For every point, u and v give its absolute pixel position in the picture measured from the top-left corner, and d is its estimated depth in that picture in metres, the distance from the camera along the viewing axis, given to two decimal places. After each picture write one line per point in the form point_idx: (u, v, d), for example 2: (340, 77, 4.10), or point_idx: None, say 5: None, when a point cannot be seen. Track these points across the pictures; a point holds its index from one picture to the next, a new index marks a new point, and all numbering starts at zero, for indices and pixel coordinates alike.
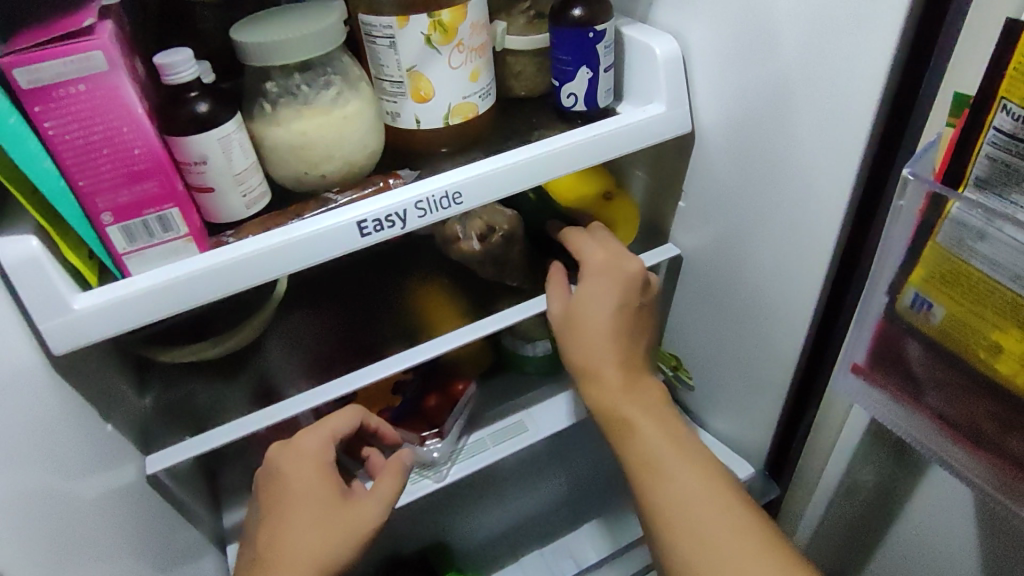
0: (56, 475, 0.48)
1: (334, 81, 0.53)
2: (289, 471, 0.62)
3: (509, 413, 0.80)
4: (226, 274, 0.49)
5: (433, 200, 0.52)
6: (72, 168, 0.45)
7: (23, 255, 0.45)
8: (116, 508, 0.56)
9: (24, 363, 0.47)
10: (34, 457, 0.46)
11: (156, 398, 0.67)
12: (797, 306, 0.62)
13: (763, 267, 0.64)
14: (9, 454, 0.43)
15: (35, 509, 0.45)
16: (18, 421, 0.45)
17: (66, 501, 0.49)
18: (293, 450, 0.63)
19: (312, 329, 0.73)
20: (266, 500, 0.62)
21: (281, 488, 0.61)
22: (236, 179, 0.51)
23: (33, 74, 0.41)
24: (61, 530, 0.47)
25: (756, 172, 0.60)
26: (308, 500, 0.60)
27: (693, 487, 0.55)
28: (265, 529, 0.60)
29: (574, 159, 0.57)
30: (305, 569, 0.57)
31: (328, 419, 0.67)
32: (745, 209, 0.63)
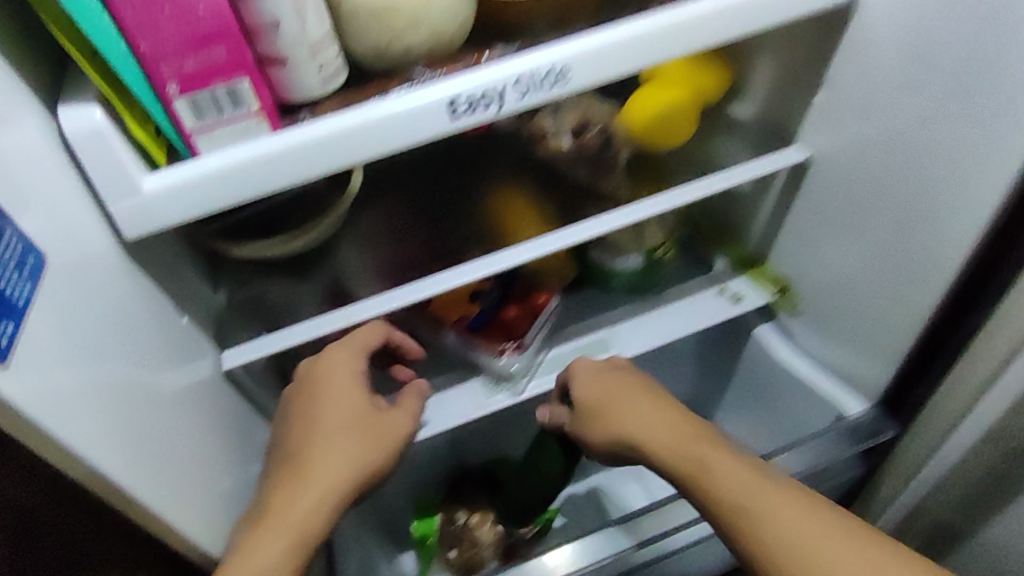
0: (141, 367, 0.46)
1: None
2: (319, 385, 0.60)
3: (590, 329, 0.75)
4: (301, 158, 0.44)
5: (534, 78, 0.45)
6: (133, 28, 0.39)
7: (86, 126, 0.41)
8: (196, 405, 0.54)
9: (95, 250, 0.44)
10: (116, 346, 0.44)
11: (229, 296, 0.65)
12: (962, 222, 0.52)
13: (925, 173, 0.54)
14: (88, 344, 0.40)
15: (131, 403, 0.43)
16: (93, 311, 0.42)
17: (154, 395, 0.47)
18: (326, 363, 0.61)
19: (385, 232, 0.67)
20: (297, 409, 0.59)
21: (313, 399, 0.59)
22: (311, 49, 0.45)
23: None
24: (151, 422, 0.45)
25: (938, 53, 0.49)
26: (342, 407, 0.59)
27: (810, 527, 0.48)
28: (295, 433, 0.57)
29: (703, 35, 0.48)
30: (345, 478, 0.54)
31: (353, 336, 0.64)
32: (911, 104, 0.52)
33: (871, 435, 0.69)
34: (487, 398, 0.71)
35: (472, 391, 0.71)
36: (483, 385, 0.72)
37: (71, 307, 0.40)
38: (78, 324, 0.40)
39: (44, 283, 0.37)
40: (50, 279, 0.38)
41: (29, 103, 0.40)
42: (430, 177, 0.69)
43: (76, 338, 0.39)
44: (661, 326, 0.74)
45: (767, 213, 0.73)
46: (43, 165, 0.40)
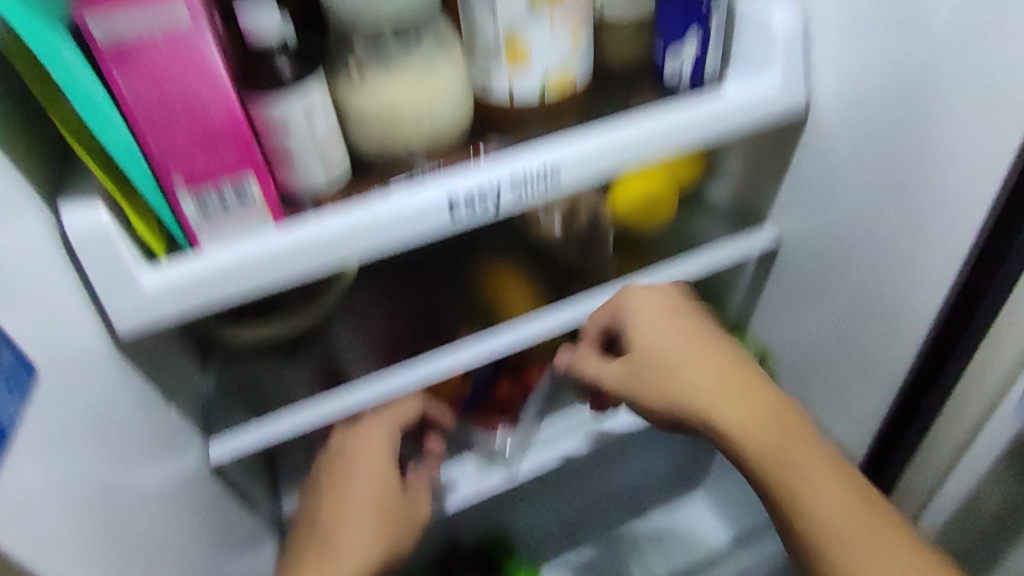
0: (148, 465, 0.45)
1: (425, 44, 0.48)
2: (352, 459, 0.62)
3: (580, 405, 0.77)
4: (315, 249, 0.44)
5: (529, 179, 0.48)
6: (145, 130, 0.38)
7: (92, 226, 0.38)
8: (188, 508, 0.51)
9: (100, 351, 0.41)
10: (124, 446, 0.42)
11: (218, 379, 0.65)
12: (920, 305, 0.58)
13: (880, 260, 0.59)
14: (89, 453, 0.37)
15: (133, 509, 0.42)
16: (100, 417, 0.39)
17: (150, 494, 0.44)
18: (360, 436, 0.63)
19: (381, 311, 0.69)
20: (329, 479, 0.62)
21: (346, 473, 0.62)
22: (318, 148, 0.46)
23: (109, 26, 0.34)
24: (140, 535, 0.42)
25: (891, 155, 0.54)
26: (372, 489, 0.62)
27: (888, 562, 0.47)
28: (325, 502, 0.61)
29: (684, 139, 0.52)
30: (365, 557, 0.59)
31: (392, 406, 0.64)
32: (868, 199, 0.58)
33: None
34: (480, 476, 0.71)
35: (463, 467, 0.72)
36: (475, 460, 0.72)
37: (78, 415, 0.36)
38: (86, 433, 0.37)
39: (41, 400, 0.33)
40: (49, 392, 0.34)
41: (31, 204, 0.36)
42: (418, 266, 0.73)
43: (82, 451, 0.36)
44: None
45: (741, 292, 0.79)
46: (45, 268, 0.36)
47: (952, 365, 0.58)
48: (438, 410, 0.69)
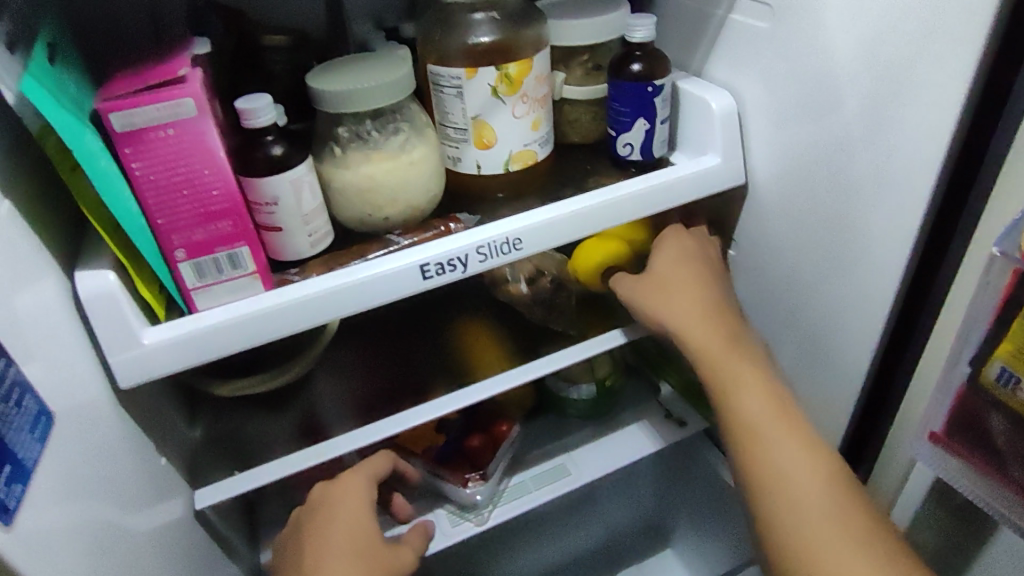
0: (151, 511, 0.48)
1: (403, 128, 0.54)
2: (333, 508, 0.63)
3: (550, 456, 0.80)
4: (299, 311, 0.48)
5: (494, 246, 0.53)
6: (153, 206, 0.44)
7: (101, 290, 0.43)
8: (187, 548, 0.54)
9: (101, 403, 0.44)
10: (130, 494, 0.44)
11: (206, 431, 0.66)
12: (847, 363, 0.62)
13: (816, 318, 0.64)
14: (92, 490, 0.39)
15: (142, 553, 0.44)
16: (105, 461, 0.42)
17: (148, 535, 0.46)
18: (339, 487, 0.65)
19: (359, 368, 0.74)
20: (309, 527, 0.62)
21: (327, 518, 0.62)
22: (304, 220, 0.52)
23: (128, 119, 0.41)
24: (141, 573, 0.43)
25: (814, 222, 0.59)
26: (353, 532, 0.62)
27: (828, 497, 0.50)
28: (305, 548, 0.60)
29: (634, 209, 0.58)
30: None
31: (365, 464, 0.68)
32: (797, 263, 0.63)
33: None
34: (452, 528, 0.73)
35: (437, 521, 0.73)
36: (448, 513, 0.74)
37: (86, 455, 0.39)
38: (95, 474, 0.40)
39: (57, 442, 0.36)
40: (65, 431, 0.37)
41: (39, 265, 0.40)
42: (394, 329, 0.78)
43: (93, 492, 0.39)
44: (618, 451, 0.80)
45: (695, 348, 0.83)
46: (60, 326, 0.41)
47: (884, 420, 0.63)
48: (404, 466, 0.72)
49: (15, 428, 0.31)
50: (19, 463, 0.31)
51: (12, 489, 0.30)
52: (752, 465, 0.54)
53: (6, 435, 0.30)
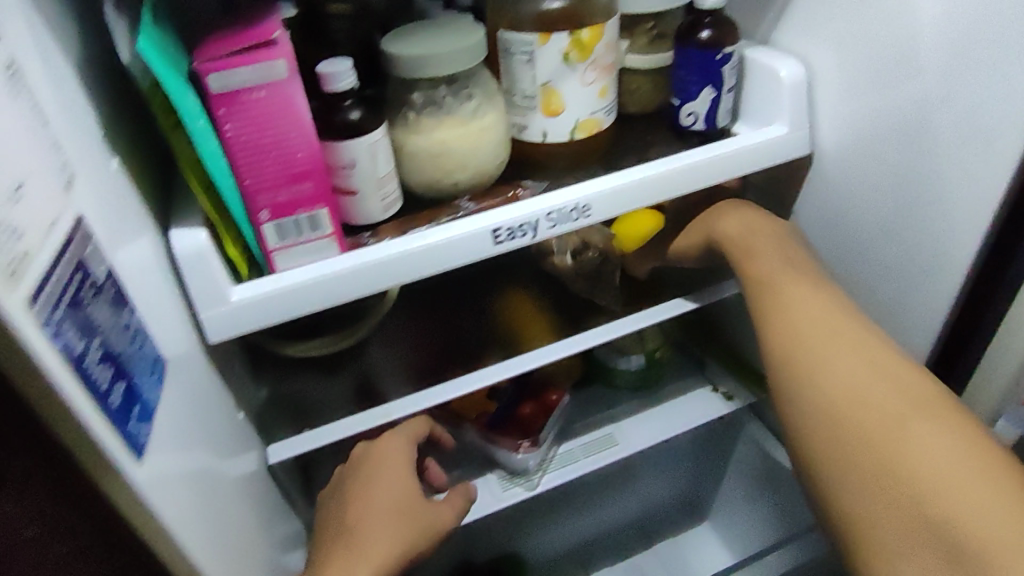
0: (235, 463, 0.49)
1: (475, 94, 0.55)
2: (376, 467, 0.64)
3: (597, 426, 0.81)
4: (373, 272, 0.50)
5: (563, 212, 0.54)
6: (242, 167, 0.45)
7: (194, 248, 0.45)
8: (263, 501, 0.56)
9: (192, 357, 0.46)
10: (221, 444, 0.46)
11: (271, 392, 0.68)
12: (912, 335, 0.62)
13: (878, 290, 0.64)
14: (192, 435, 0.40)
15: (233, 501, 0.46)
16: (200, 411, 0.44)
17: (234, 483, 0.48)
18: (379, 450, 0.66)
19: (414, 333, 0.75)
20: (352, 485, 0.64)
21: (368, 477, 0.64)
22: (378, 184, 0.53)
23: (224, 80, 0.42)
24: (233, 517, 0.45)
25: (885, 192, 0.59)
26: (394, 489, 0.63)
27: (866, 367, 0.50)
28: (350, 503, 0.61)
29: (697, 178, 0.58)
30: (385, 548, 0.58)
31: (404, 427, 0.69)
32: (861, 234, 0.63)
33: None
34: (504, 492, 0.74)
35: (488, 485, 0.75)
36: (499, 478, 0.75)
37: (187, 404, 0.41)
38: (195, 422, 0.42)
39: (168, 388, 0.38)
40: (171, 380, 0.39)
41: (138, 221, 0.41)
42: (445, 298, 0.79)
43: (195, 439, 0.41)
44: (662, 423, 0.80)
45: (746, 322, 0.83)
46: (158, 282, 0.42)
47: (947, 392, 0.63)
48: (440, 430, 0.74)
49: (138, 369, 0.33)
50: (143, 402, 0.33)
51: (141, 427, 0.32)
52: (786, 346, 0.54)
53: (132, 375, 0.32)
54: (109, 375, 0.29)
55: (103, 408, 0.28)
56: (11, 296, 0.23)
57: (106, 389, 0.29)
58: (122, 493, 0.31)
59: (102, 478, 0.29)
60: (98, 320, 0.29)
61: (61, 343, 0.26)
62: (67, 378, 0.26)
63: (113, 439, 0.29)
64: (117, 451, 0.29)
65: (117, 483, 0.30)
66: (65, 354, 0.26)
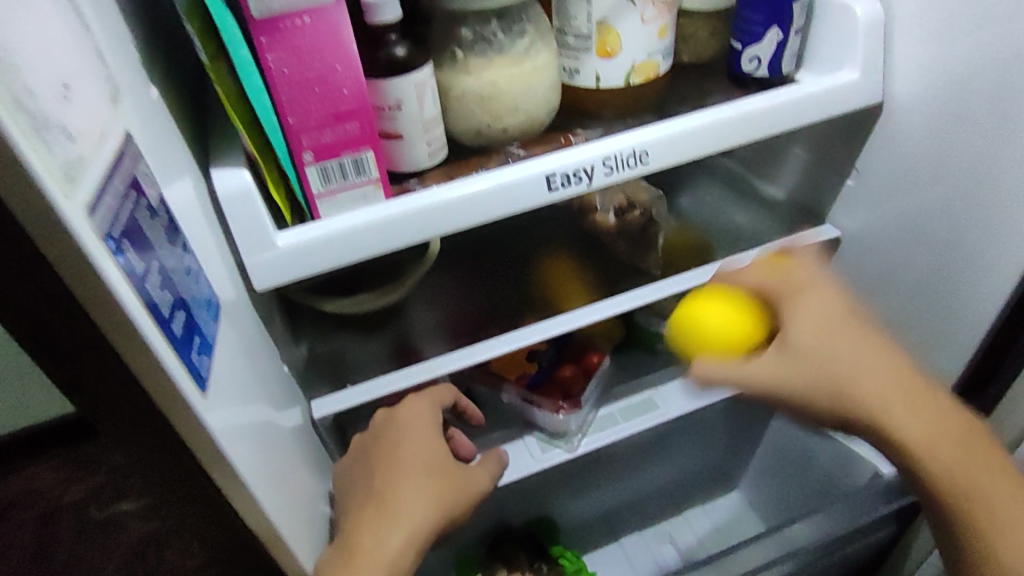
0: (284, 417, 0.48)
1: (528, 30, 0.51)
2: (403, 433, 0.61)
3: (637, 390, 0.79)
4: (422, 219, 0.47)
5: (620, 158, 0.51)
6: (285, 103, 0.42)
7: (237, 188, 0.42)
8: (311, 456, 0.55)
9: (240, 306, 0.44)
10: (274, 393, 0.45)
11: (310, 349, 0.66)
12: (983, 297, 0.59)
13: (947, 252, 0.61)
14: (248, 383, 0.38)
15: (290, 450, 0.45)
16: (253, 359, 0.42)
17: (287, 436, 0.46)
18: (403, 418, 0.63)
19: (452, 292, 0.72)
20: (380, 449, 0.61)
21: (395, 440, 0.61)
22: (425, 127, 0.49)
23: (266, 3, 0.39)
24: (287, 469, 0.44)
25: (960, 147, 0.56)
26: (425, 453, 0.60)
27: (894, 386, 0.52)
28: (379, 466, 0.59)
29: (760, 125, 0.55)
30: (420, 513, 0.56)
31: (429, 390, 0.66)
32: (931, 192, 0.60)
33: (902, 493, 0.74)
34: (544, 454, 0.73)
35: (527, 446, 0.74)
36: (538, 440, 0.74)
37: (242, 351, 0.40)
38: (250, 369, 0.40)
39: (224, 330, 0.36)
40: (226, 325, 0.37)
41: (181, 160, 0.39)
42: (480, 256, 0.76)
43: (252, 388, 0.39)
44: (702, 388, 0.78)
45: None
46: (203, 224, 0.40)
47: (1005, 368, 0.59)
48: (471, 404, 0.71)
49: (197, 302, 0.31)
50: (205, 337, 0.31)
51: (204, 358, 0.30)
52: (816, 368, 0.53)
53: (192, 307, 0.30)
54: (170, 304, 0.28)
55: (166, 332, 0.27)
56: (71, 202, 0.22)
57: (169, 316, 0.27)
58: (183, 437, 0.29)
59: (169, 412, 0.28)
60: (156, 246, 0.27)
61: (122, 259, 0.24)
62: (129, 294, 0.24)
63: (177, 366, 0.27)
64: (182, 378, 0.27)
65: (185, 419, 0.28)
66: (126, 270, 0.24)
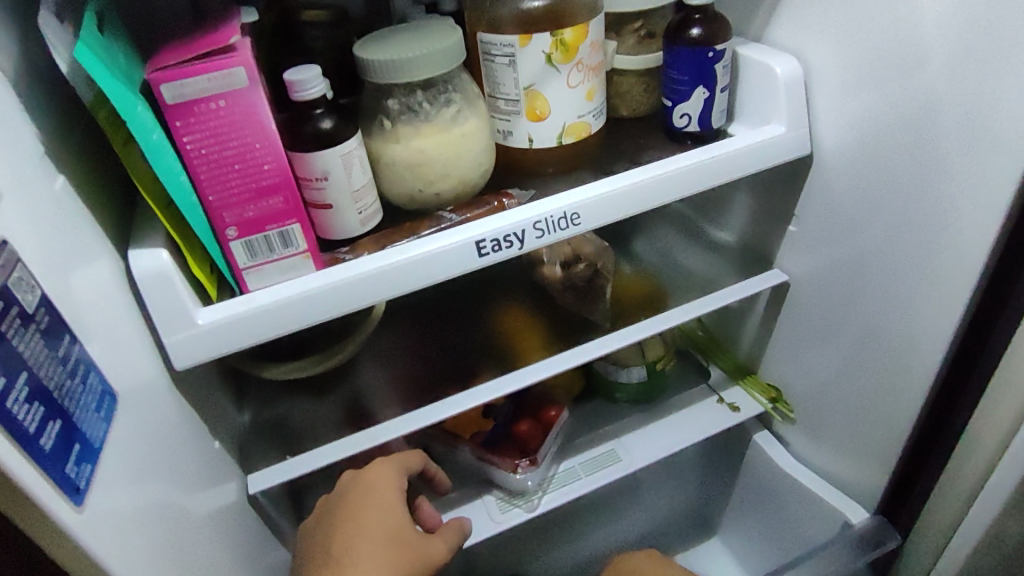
0: (206, 497, 0.46)
1: (454, 99, 0.52)
2: (362, 496, 0.59)
3: (599, 442, 0.78)
4: (349, 291, 0.47)
5: (551, 221, 0.51)
6: (204, 182, 0.43)
7: (154, 269, 0.42)
8: (244, 533, 0.53)
9: (157, 387, 0.43)
10: (188, 475, 0.43)
11: (255, 416, 0.65)
12: (924, 342, 0.58)
13: (886, 298, 0.60)
14: (150, 473, 0.37)
15: (203, 538, 0.43)
16: (166, 445, 0.41)
17: (205, 520, 0.45)
18: (366, 478, 0.61)
19: (403, 351, 0.72)
20: (342, 508, 0.59)
21: (356, 500, 0.59)
22: (354, 197, 0.50)
23: (179, 90, 0.40)
24: (201, 556, 0.42)
25: (888, 195, 0.56)
26: (386, 517, 0.58)
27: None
28: (337, 531, 0.57)
29: (689, 182, 0.55)
30: None
31: (395, 456, 0.65)
32: (867, 239, 0.60)
33: (877, 544, 0.69)
34: (502, 514, 0.71)
35: (485, 506, 0.72)
36: (497, 500, 0.72)
37: (147, 437, 0.39)
38: (156, 457, 0.39)
39: (120, 421, 0.35)
40: (128, 414, 0.37)
41: (95, 247, 0.39)
42: (434, 312, 0.76)
43: (157, 480, 0.38)
44: (665, 438, 0.77)
45: (752, 331, 0.80)
46: (117, 306, 0.40)
47: (962, 404, 0.58)
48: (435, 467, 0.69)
49: (78, 403, 0.31)
50: (86, 443, 0.30)
51: (82, 468, 0.29)
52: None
53: (70, 410, 0.30)
54: (38, 419, 0.27)
55: (29, 449, 0.26)
56: None
57: (35, 431, 0.27)
58: (48, 542, 0.28)
59: (35, 522, 0.27)
60: (25, 354, 0.27)
61: None
62: None
63: (38, 484, 0.26)
64: (48, 494, 0.27)
65: (51, 527, 0.27)
66: None
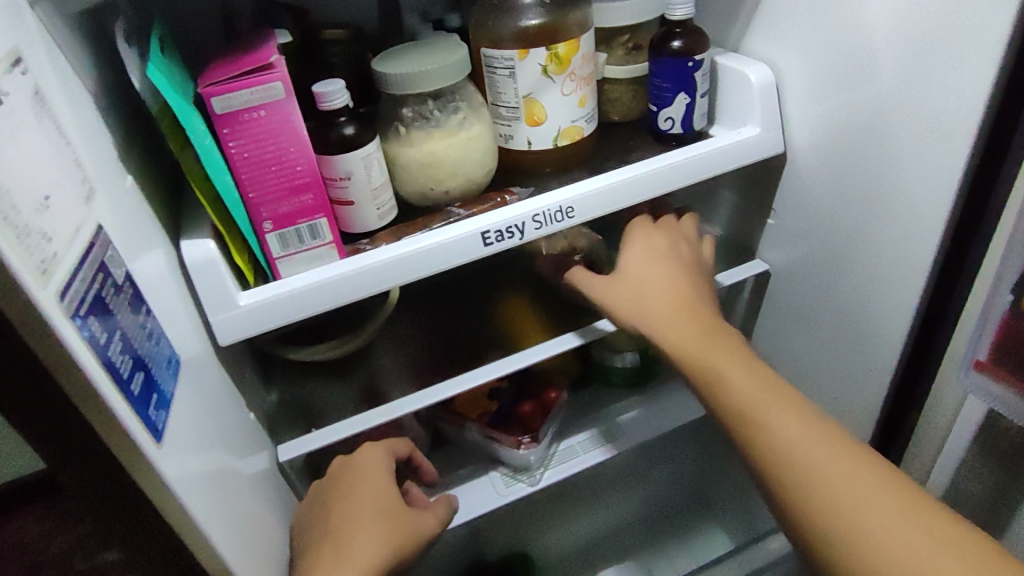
0: (246, 459, 0.53)
1: (460, 107, 0.59)
2: (353, 479, 0.63)
3: (598, 422, 0.84)
4: (371, 276, 0.53)
5: (548, 214, 0.57)
6: (246, 181, 0.49)
7: (204, 257, 0.49)
8: (276, 497, 0.59)
9: (205, 360, 0.49)
10: (233, 438, 0.50)
11: (281, 396, 0.72)
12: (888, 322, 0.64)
13: (852, 283, 0.66)
14: (204, 430, 0.44)
15: (245, 492, 0.49)
16: (214, 410, 0.47)
17: (247, 477, 0.51)
18: (357, 463, 0.65)
19: (414, 338, 0.78)
20: (335, 491, 0.63)
21: (349, 482, 0.63)
22: (373, 194, 0.56)
23: (226, 101, 0.46)
24: (245, 506, 0.48)
25: (850, 188, 0.62)
26: (378, 494, 0.62)
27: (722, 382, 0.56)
28: (333, 509, 0.60)
29: (672, 179, 0.61)
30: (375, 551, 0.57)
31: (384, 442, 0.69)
32: (834, 230, 0.66)
33: None
34: (506, 488, 0.77)
35: (492, 482, 0.78)
36: (502, 475, 0.78)
37: (200, 401, 0.45)
38: (208, 419, 0.45)
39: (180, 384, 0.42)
40: (186, 380, 0.43)
41: (155, 237, 0.46)
42: (442, 303, 0.82)
43: (210, 438, 0.44)
44: (655, 421, 0.83)
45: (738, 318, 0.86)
46: (174, 290, 0.46)
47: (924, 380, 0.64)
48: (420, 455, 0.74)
49: (155, 361, 0.37)
50: (161, 394, 0.37)
51: (160, 414, 0.36)
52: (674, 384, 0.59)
53: (149, 365, 0.36)
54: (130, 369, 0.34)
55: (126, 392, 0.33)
56: (45, 291, 0.28)
57: (128, 378, 0.33)
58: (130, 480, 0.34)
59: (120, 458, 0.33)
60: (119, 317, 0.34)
61: (87, 332, 0.30)
62: (92, 361, 0.30)
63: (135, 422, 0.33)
64: (140, 433, 0.33)
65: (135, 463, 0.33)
66: (90, 341, 0.30)
